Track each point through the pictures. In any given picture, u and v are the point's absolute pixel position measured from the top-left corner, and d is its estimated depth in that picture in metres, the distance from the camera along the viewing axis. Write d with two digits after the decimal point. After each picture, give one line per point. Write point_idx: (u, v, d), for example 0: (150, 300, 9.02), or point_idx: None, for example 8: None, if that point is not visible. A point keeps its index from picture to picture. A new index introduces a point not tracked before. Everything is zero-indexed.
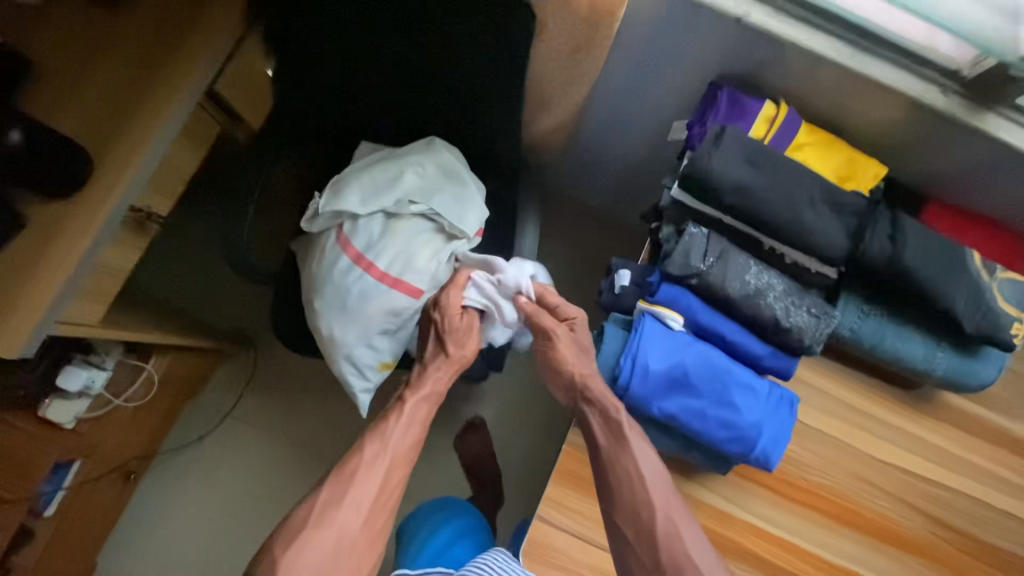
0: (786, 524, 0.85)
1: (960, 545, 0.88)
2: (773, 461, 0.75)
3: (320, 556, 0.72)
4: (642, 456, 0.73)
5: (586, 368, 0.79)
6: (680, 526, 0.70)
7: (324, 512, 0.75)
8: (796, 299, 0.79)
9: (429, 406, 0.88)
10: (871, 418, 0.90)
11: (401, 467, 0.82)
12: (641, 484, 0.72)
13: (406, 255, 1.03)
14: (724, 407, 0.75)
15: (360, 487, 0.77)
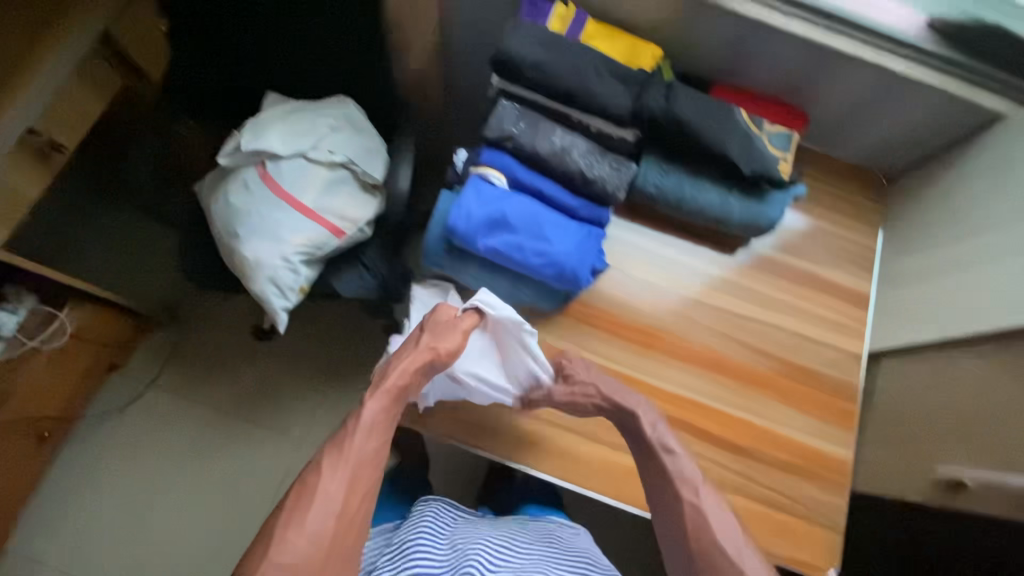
0: (623, 360, 0.97)
1: (782, 370, 0.99)
2: (584, 282, 0.88)
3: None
4: (672, 459, 0.86)
5: (610, 387, 0.89)
6: (714, 520, 0.81)
7: (282, 550, 0.74)
8: (598, 156, 0.94)
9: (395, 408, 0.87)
10: (692, 269, 1.04)
11: (360, 487, 0.82)
12: (680, 477, 0.84)
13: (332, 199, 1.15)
14: (537, 240, 0.88)
15: (322, 509, 0.77)
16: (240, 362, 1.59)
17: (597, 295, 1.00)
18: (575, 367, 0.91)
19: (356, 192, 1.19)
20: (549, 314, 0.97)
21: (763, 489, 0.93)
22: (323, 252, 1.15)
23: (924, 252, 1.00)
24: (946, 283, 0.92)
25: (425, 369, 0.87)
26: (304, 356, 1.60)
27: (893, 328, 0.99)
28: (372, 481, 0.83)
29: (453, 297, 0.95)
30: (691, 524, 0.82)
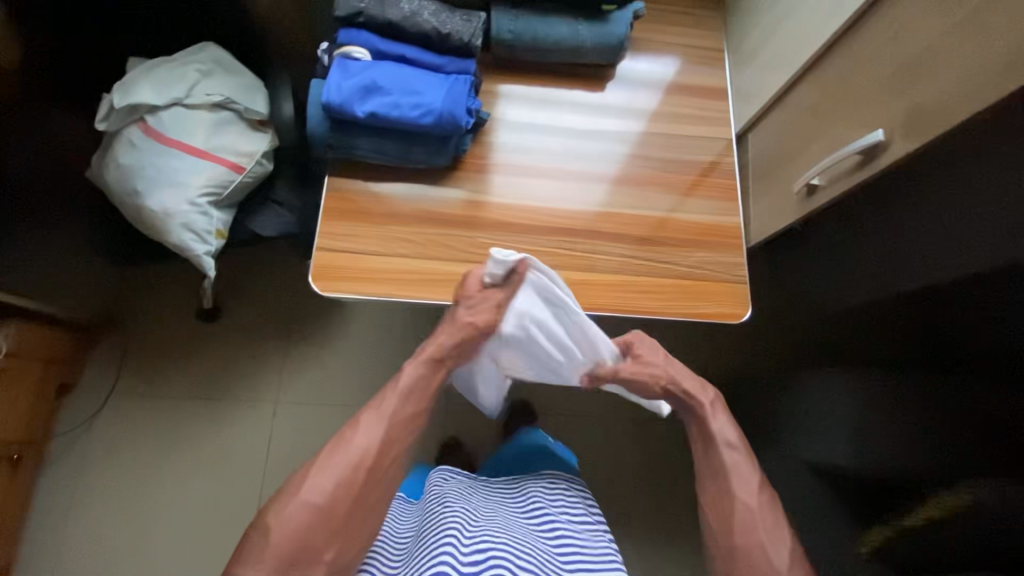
0: (528, 195, 1.06)
1: (668, 168, 1.11)
2: (464, 122, 0.95)
3: (304, 521, 0.80)
4: (728, 454, 0.90)
5: (668, 368, 0.97)
6: (751, 513, 0.83)
7: (315, 489, 0.82)
8: (448, 12, 1.01)
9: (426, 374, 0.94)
10: (569, 104, 1.13)
11: (383, 443, 0.87)
12: (727, 470, 0.88)
13: (223, 138, 1.18)
14: (411, 95, 0.94)
15: (347, 456, 0.84)
16: (195, 349, 1.60)
17: (486, 145, 1.07)
18: (643, 354, 0.98)
19: (246, 130, 1.23)
20: (447, 171, 1.04)
21: (674, 268, 1.05)
22: (229, 190, 1.18)
23: (755, 33, 1.12)
24: (775, 46, 1.05)
25: (460, 337, 0.93)
26: (256, 325, 1.64)
27: (749, 105, 1.12)
28: (396, 446, 0.88)
29: (353, 177, 1.01)
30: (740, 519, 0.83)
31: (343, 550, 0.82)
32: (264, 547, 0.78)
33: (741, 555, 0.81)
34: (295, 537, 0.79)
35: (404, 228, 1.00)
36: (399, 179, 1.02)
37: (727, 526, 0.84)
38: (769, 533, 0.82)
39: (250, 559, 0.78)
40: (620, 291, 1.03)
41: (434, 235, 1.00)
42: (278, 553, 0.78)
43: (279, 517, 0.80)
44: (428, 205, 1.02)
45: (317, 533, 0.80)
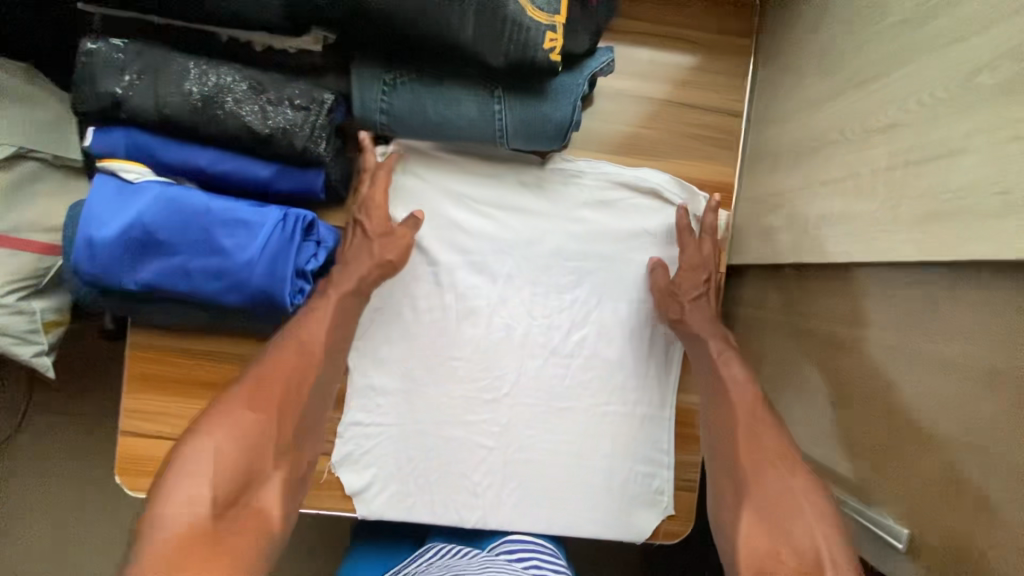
0: (408, 355, 0.77)
1: (611, 317, 0.78)
2: (292, 298, 0.64)
3: (248, 430, 0.57)
4: (730, 383, 0.67)
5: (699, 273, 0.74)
6: (772, 455, 0.59)
7: (256, 394, 0.59)
8: (269, 97, 0.62)
9: (348, 305, 0.68)
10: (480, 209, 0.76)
11: (325, 358, 0.65)
12: (729, 398, 0.65)
13: (20, 209, 0.87)
14: (208, 253, 0.62)
15: (292, 360, 0.63)
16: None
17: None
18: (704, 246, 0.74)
19: (65, 184, 0.92)
20: None
21: (599, 468, 0.78)
22: (50, 276, 0.91)
23: (788, 116, 0.68)
24: (808, 169, 0.63)
25: (383, 276, 0.70)
26: None
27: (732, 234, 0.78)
28: (339, 362, 0.68)
29: (163, 332, 0.73)
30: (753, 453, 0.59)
31: (299, 466, 0.61)
32: (207, 464, 0.53)
33: (753, 500, 0.56)
34: (237, 452, 0.55)
35: None
36: (223, 334, 0.74)
37: (734, 460, 0.61)
38: (784, 469, 0.57)
39: (185, 470, 0.52)
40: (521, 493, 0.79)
41: None
42: (224, 463, 0.54)
43: (214, 434, 0.55)
44: None
45: (266, 447, 0.57)
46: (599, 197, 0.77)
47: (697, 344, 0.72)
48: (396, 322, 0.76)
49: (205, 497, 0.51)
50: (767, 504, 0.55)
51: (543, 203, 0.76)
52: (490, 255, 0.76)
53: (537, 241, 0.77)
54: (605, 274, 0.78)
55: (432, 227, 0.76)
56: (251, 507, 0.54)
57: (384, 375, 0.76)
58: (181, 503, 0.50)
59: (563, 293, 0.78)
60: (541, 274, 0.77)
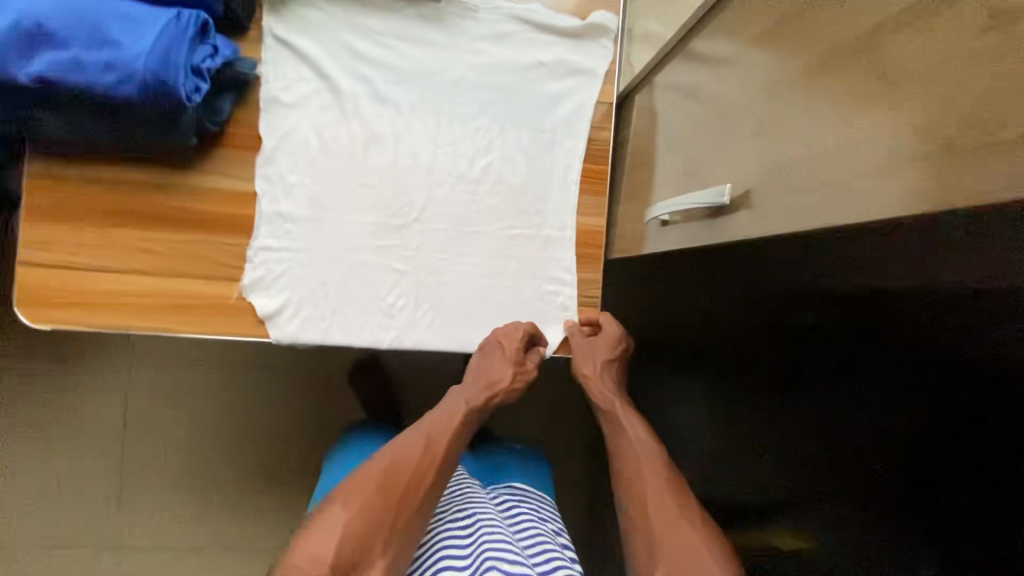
0: (316, 181, 0.79)
1: (517, 145, 0.83)
2: (187, 92, 0.65)
3: (368, 508, 0.61)
4: (627, 433, 0.73)
5: (606, 347, 0.81)
6: (672, 511, 0.63)
7: (387, 482, 0.63)
8: None
9: (474, 415, 0.74)
10: (383, 40, 0.80)
11: (445, 456, 0.68)
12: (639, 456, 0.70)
13: None
14: (100, 47, 0.64)
15: (423, 445, 0.68)
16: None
17: (260, 111, 0.77)
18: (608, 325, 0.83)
19: None
20: (200, 152, 0.76)
21: (506, 284, 0.82)
22: None
23: None
24: None
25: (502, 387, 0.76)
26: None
27: (616, 66, 0.85)
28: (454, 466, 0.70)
29: (61, 161, 0.73)
30: (649, 498, 0.65)
31: (401, 558, 0.61)
32: (329, 533, 0.59)
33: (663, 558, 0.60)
34: (358, 529, 0.60)
35: (142, 234, 0.75)
36: (128, 163, 0.75)
37: (641, 511, 0.65)
38: (687, 514, 0.63)
39: (313, 536, 0.59)
40: (438, 316, 0.81)
41: (181, 243, 0.76)
42: (342, 538, 0.59)
43: (342, 510, 0.61)
44: (172, 200, 0.76)
45: (379, 531, 0.60)
46: (495, 38, 0.83)
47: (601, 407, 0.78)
48: (304, 151, 0.79)
49: (326, 557, 0.57)
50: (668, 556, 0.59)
51: (440, 34, 0.81)
52: (395, 86, 0.80)
53: (437, 71, 0.81)
54: (505, 102, 0.83)
55: (338, 61, 0.79)
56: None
57: (296, 204, 0.78)
58: (306, 559, 0.57)
59: (464, 122, 0.82)
60: (440, 104, 0.81)
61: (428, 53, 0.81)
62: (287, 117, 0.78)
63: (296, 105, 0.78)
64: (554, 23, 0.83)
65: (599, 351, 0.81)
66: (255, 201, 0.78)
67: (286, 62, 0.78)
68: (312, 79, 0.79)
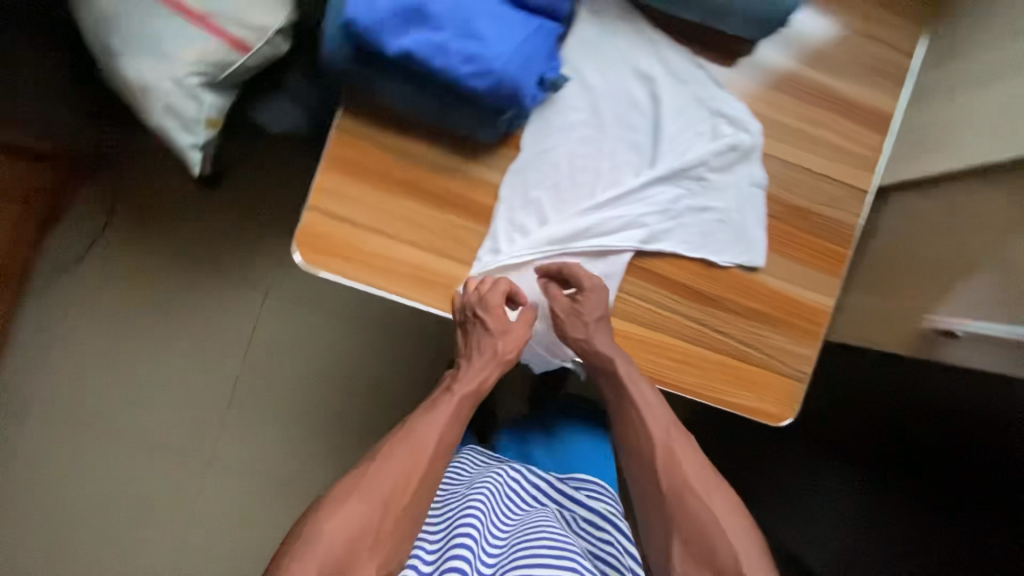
0: (564, 204, 0.81)
1: (778, 213, 0.85)
2: (528, 99, 0.70)
3: (354, 516, 0.63)
4: (643, 402, 0.75)
5: (596, 307, 0.78)
6: (690, 477, 0.69)
7: (370, 487, 0.65)
8: None
9: (465, 407, 0.74)
10: (664, 92, 0.82)
11: (433, 460, 0.69)
12: (643, 423, 0.73)
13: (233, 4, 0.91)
14: (468, 39, 0.67)
15: (407, 451, 0.68)
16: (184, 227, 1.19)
17: (532, 124, 0.81)
18: (590, 295, 0.79)
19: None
20: (490, 145, 0.80)
21: (725, 338, 0.84)
22: (225, 72, 0.94)
23: (986, 53, 0.78)
24: (1005, 90, 0.73)
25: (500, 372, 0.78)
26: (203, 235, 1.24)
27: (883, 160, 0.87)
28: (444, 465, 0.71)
29: (368, 122, 0.78)
30: (663, 468, 0.70)
31: (394, 560, 0.64)
32: (314, 548, 0.60)
33: (682, 525, 0.66)
34: (343, 539, 0.61)
35: (418, 207, 0.80)
36: (425, 139, 0.79)
37: (654, 482, 0.70)
38: (703, 486, 0.68)
39: (302, 553, 0.60)
40: (657, 355, 0.83)
41: (451, 225, 0.80)
42: (327, 551, 0.60)
43: (328, 516, 0.62)
44: (455, 184, 0.80)
45: (364, 540, 0.62)
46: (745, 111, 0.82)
47: (606, 370, 0.77)
48: (553, 172, 0.81)
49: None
50: (693, 530, 0.66)
51: (707, 97, 0.82)
52: (649, 139, 0.82)
53: (693, 134, 0.82)
54: (751, 178, 0.83)
55: (613, 97, 0.81)
56: None
57: (536, 219, 0.81)
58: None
59: (706, 187, 0.83)
60: (685, 165, 0.81)
61: (701, 115, 0.82)
62: (551, 137, 0.81)
63: (562, 128, 0.81)
64: (838, 107, 0.85)
65: (588, 311, 0.78)
66: (498, 202, 0.80)
67: (571, 87, 0.81)
68: (584, 111, 0.81)
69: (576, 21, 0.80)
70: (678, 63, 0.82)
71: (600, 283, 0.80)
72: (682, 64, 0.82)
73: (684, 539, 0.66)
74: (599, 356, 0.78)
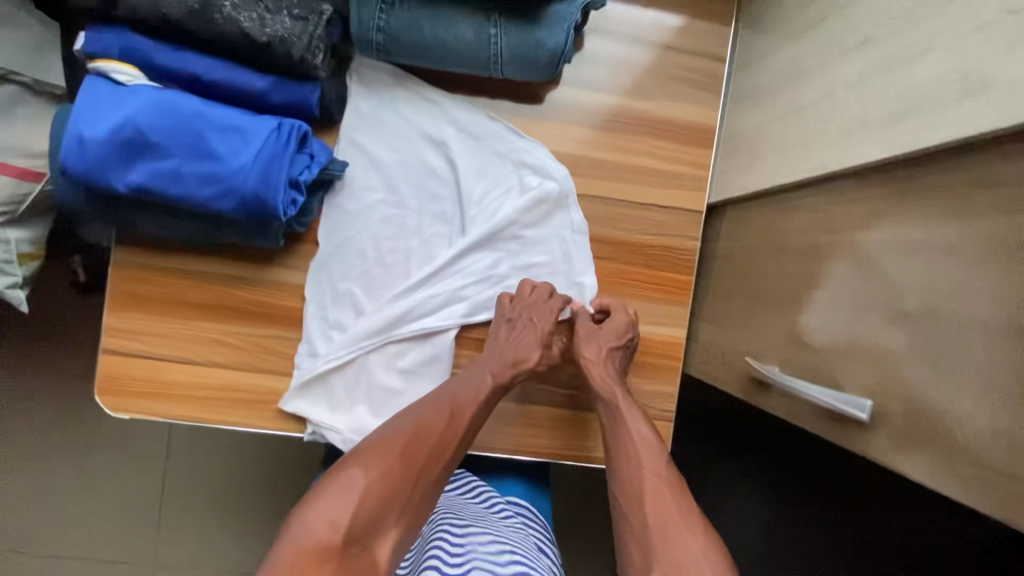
0: (378, 291, 0.77)
1: (609, 254, 0.80)
2: (286, 207, 0.64)
3: (381, 477, 0.58)
4: (636, 435, 0.66)
5: (607, 338, 0.75)
6: (677, 515, 0.57)
7: (415, 447, 0.61)
8: (267, 5, 0.62)
9: (496, 391, 0.71)
10: (457, 156, 0.76)
11: (461, 441, 0.66)
12: (640, 460, 0.64)
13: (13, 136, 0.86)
14: (202, 159, 0.62)
15: (444, 421, 0.65)
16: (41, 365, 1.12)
17: (326, 216, 0.75)
18: (608, 326, 0.75)
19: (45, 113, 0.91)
20: (281, 247, 0.75)
21: (578, 394, 0.81)
22: (27, 204, 0.89)
23: (773, 54, 0.71)
24: None
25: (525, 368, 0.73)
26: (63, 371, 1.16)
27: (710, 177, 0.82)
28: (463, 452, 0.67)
29: (147, 251, 0.73)
30: (648, 496, 0.60)
31: (412, 531, 0.59)
32: (346, 497, 0.55)
33: (662, 561, 0.54)
34: (377, 492, 0.57)
35: (220, 326, 0.75)
36: (211, 256, 0.74)
37: (639, 512, 0.59)
38: (690, 521, 0.57)
39: (324, 498, 0.55)
40: (508, 427, 0.80)
41: (259, 338, 0.75)
42: (366, 499, 0.55)
43: (364, 467, 0.58)
44: (254, 295, 0.75)
45: (393, 500, 0.57)
46: (548, 159, 0.77)
47: (604, 399, 0.72)
48: (359, 261, 0.76)
49: (343, 523, 0.53)
50: (669, 568, 0.53)
51: (507, 151, 0.77)
52: (456, 205, 0.77)
53: (500, 191, 0.77)
54: (571, 227, 0.78)
55: (407, 170, 0.76)
56: (365, 550, 0.54)
57: (353, 313, 0.76)
58: (317, 526, 0.53)
59: (525, 245, 0.78)
60: (498, 227, 0.76)
61: (504, 171, 0.78)
62: (349, 225, 0.75)
63: (359, 213, 0.76)
64: (650, 132, 0.80)
65: (603, 338, 0.75)
66: (306, 306, 0.76)
67: (358, 169, 0.75)
68: (379, 192, 0.76)
69: (348, 98, 0.75)
70: (468, 121, 0.77)
71: (620, 322, 0.76)
72: (476, 120, 0.77)
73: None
74: (608, 391, 0.72)
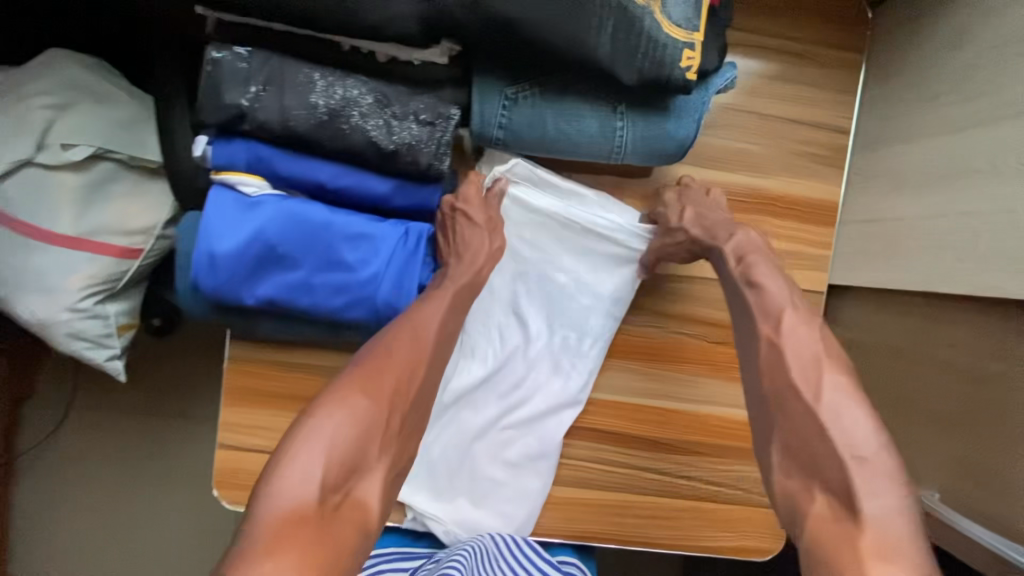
0: (491, 382, 0.75)
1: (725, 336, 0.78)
2: None
3: (356, 415, 0.52)
4: (760, 289, 0.61)
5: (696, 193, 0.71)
6: (835, 407, 0.51)
7: (374, 379, 0.55)
8: (394, 111, 0.60)
9: (462, 296, 0.65)
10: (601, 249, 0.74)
11: (438, 351, 0.61)
12: (786, 347, 0.56)
13: (110, 215, 0.83)
14: (332, 270, 0.61)
15: (408, 345, 0.58)
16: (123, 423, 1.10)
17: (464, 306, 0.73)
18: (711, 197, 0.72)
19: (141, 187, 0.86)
20: None
21: (693, 483, 0.79)
22: (125, 280, 0.87)
23: (921, 140, 0.66)
24: None
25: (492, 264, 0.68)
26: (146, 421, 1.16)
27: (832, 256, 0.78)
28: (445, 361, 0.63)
29: (263, 346, 0.72)
30: (765, 360, 0.56)
31: (401, 462, 0.56)
32: (317, 448, 0.49)
33: (797, 456, 0.52)
34: (350, 438, 0.51)
35: None
36: (326, 350, 0.73)
37: (788, 414, 0.53)
38: (808, 384, 0.53)
39: (289, 461, 0.49)
40: (622, 516, 0.79)
41: None
42: (333, 448, 0.50)
43: (333, 415, 0.52)
44: None
45: (373, 438, 0.53)
46: None
47: (736, 263, 0.64)
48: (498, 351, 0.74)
49: (318, 477, 0.48)
50: (807, 462, 0.51)
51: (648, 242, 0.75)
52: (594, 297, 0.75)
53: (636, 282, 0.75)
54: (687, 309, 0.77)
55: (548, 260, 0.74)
56: (351, 495, 0.50)
57: (471, 410, 0.75)
58: (293, 485, 0.47)
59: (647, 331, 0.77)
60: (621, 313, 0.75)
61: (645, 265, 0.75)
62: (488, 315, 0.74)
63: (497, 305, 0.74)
64: (771, 209, 0.76)
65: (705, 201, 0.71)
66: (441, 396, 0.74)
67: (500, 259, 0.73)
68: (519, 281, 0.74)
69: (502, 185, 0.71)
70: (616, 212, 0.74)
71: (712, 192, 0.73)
72: (601, 212, 0.73)
73: (787, 448, 0.52)
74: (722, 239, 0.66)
